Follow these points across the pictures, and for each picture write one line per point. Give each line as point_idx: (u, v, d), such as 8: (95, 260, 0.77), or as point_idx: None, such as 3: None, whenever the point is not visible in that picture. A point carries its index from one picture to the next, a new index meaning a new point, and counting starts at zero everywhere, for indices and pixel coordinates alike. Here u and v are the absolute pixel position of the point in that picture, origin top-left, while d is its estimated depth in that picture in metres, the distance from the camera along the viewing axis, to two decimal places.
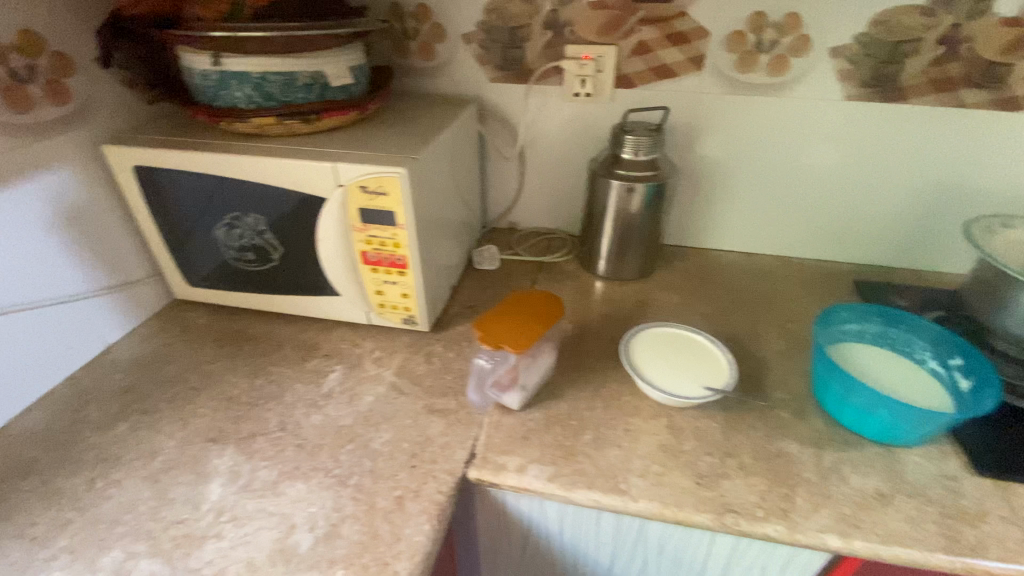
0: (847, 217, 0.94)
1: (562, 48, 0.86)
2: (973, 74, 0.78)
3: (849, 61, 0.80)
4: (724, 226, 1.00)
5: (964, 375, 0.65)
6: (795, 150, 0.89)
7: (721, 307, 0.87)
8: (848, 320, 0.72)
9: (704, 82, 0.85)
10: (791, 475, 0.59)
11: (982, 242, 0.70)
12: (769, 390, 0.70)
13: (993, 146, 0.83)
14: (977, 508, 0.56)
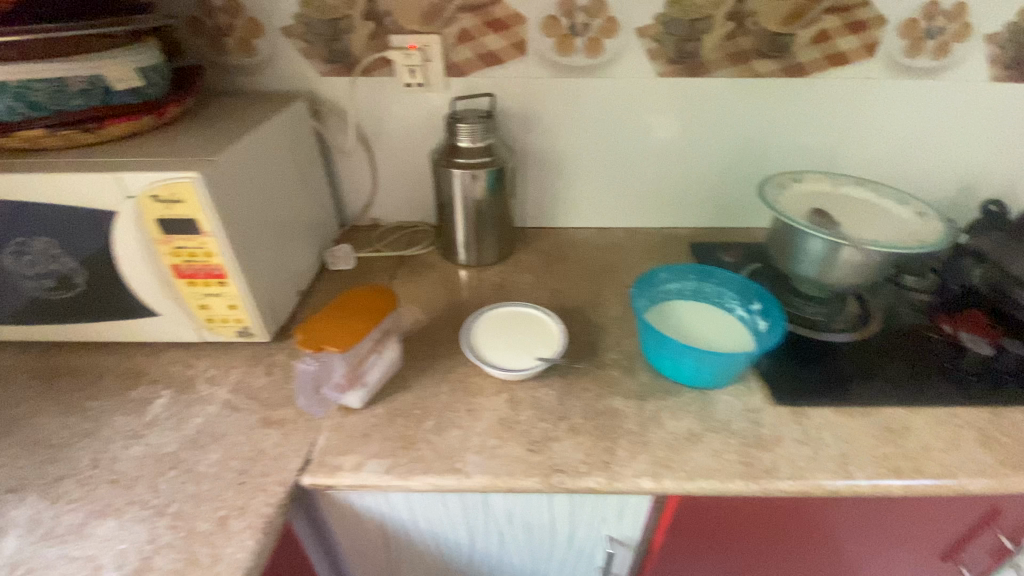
0: (680, 185, 1.02)
1: (386, 38, 0.85)
2: (762, 46, 0.86)
3: (655, 40, 0.86)
4: (576, 203, 1.05)
5: (763, 317, 0.73)
6: (625, 126, 0.95)
7: (570, 282, 0.91)
8: (669, 280, 0.79)
9: (530, 66, 0.88)
10: (615, 430, 0.63)
11: (774, 197, 0.78)
12: (602, 352, 0.75)
13: (789, 111, 0.93)
14: (772, 434, 0.63)
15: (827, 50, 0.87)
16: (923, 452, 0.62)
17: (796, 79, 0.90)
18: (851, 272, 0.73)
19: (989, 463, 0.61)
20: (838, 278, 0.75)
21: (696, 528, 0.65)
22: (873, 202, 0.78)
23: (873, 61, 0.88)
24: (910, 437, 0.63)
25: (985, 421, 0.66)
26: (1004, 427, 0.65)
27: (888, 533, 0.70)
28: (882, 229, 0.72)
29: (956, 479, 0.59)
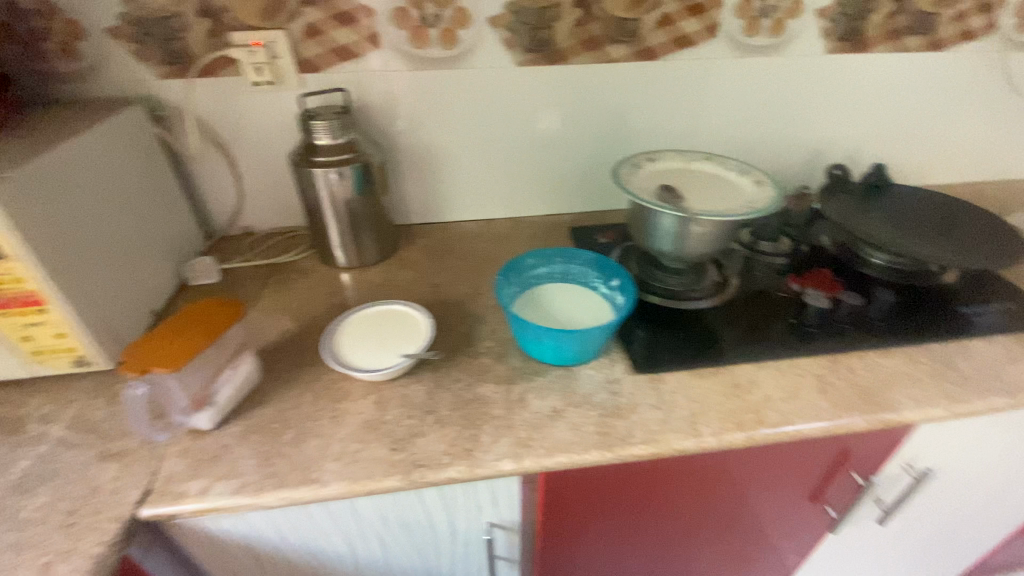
0: (557, 172, 1.04)
1: (227, 37, 0.81)
2: (611, 31, 0.90)
3: (507, 28, 0.87)
4: (458, 196, 1.04)
5: (620, 292, 0.76)
6: (495, 117, 0.96)
7: (451, 275, 0.91)
8: (537, 265, 0.81)
9: (386, 60, 0.87)
10: (481, 417, 0.63)
11: (626, 179, 0.81)
12: (478, 342, 0.75)
13: (647, 93, 0.97)
14: (630, 403, 0.66)
15: (673, 33, 0.91)
16: (766, 403, 0.66)
17: (648, 62, 0.94)
18: (702, 242, 0.78)
19: (824, 406, 0.66)
20: (692, 249, 0.79)
21: (570, 504, 0.67)
22: (717, 175, 0.84)
23: (716, 41, 0.93)
24: (755, 390, 0.68)
25: (824, 368, 0.71)
26: (841, 372, 0.71)
27: (756, 483, 0.74)
28: (724, 199, 0.78)
29: (794, 425, 0.64)
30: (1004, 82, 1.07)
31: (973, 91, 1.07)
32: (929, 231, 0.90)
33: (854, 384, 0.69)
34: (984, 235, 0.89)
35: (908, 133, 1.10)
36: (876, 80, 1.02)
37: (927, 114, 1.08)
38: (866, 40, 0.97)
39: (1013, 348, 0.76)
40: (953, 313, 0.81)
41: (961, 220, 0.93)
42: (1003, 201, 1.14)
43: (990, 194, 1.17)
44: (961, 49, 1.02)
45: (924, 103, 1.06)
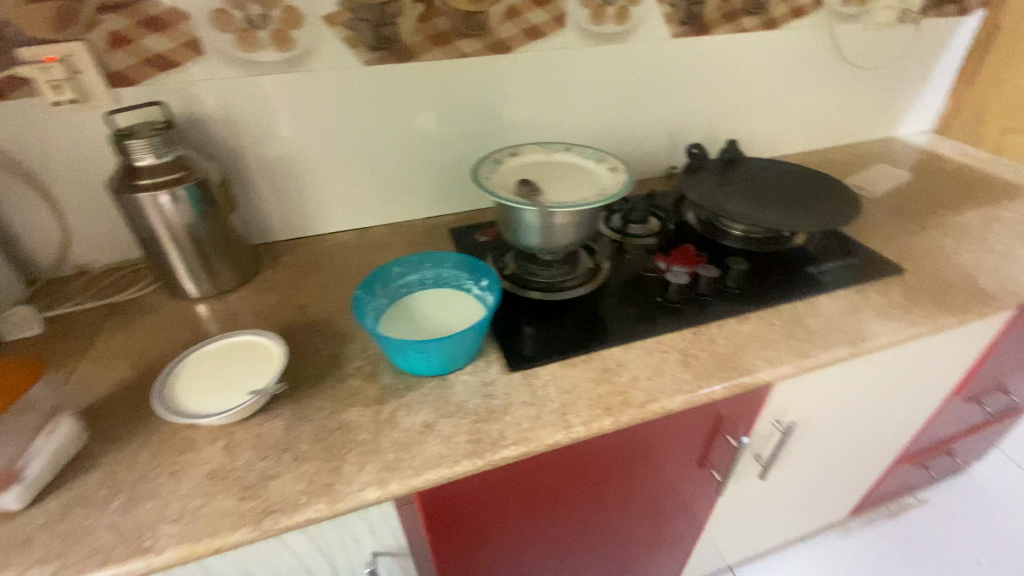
0: (428, 173, 1.01)
1: (12, 52, 0.70)
2: (458, 25, 0.88)
3: (347, 27, 0.83)
4: (326, 206, 0.98)
5: (490, 292, 0.74)
6: (350, 121, 0.91)
7: (321, 292, 0.85)
8: (406, 273, 0.77)
9: (214, 67, 0.80)
10: (344, 445, 0.59)
11: (486, 176, 0.80)
12: (346, 362, 0.70)
13: (505, 86, 0.96)
14: (504, 404, 0.64)
15: (522, 24, 0.91)
16: (633, 383, 0.68)
17: (502, 54, 0.93)
18: (567, 232, 0.79)
19: (686, 379, 0.69)
20: (558, 241, 0.80)
21: (455, 518, 0.65)
22: (577, 164, 0.85)
23: (565, 30, 0.94)
24: (623, 372, 0.69)
25: (687, 341, 0.75)
26: (702, 342, 0.74)
27: (643, 462, 0.76)
28: (582, 188, 0.79)
29: (659, 402, 0.66)
30: (835, 54, 1.16)
31: (809, 64, 1.15)
32: (778, 198, 0.96)
33: (715, 354, 0.72)
34: (825, 196, 0.96)
35: (758, 107, 1.17)
36: (723, 60, 1.08)
37: (772, 88, 1.16)
38: (708, 23, 1.02)
39: (853, 300, 0.82)
40: (801, 272, 0.87)
41: (806, 186, 1.00)
42: (846, 164, 1.25)
43: (835, 158, 1.29)
44: (794, 26, 1.09)
45: (767, 78, 1.14)
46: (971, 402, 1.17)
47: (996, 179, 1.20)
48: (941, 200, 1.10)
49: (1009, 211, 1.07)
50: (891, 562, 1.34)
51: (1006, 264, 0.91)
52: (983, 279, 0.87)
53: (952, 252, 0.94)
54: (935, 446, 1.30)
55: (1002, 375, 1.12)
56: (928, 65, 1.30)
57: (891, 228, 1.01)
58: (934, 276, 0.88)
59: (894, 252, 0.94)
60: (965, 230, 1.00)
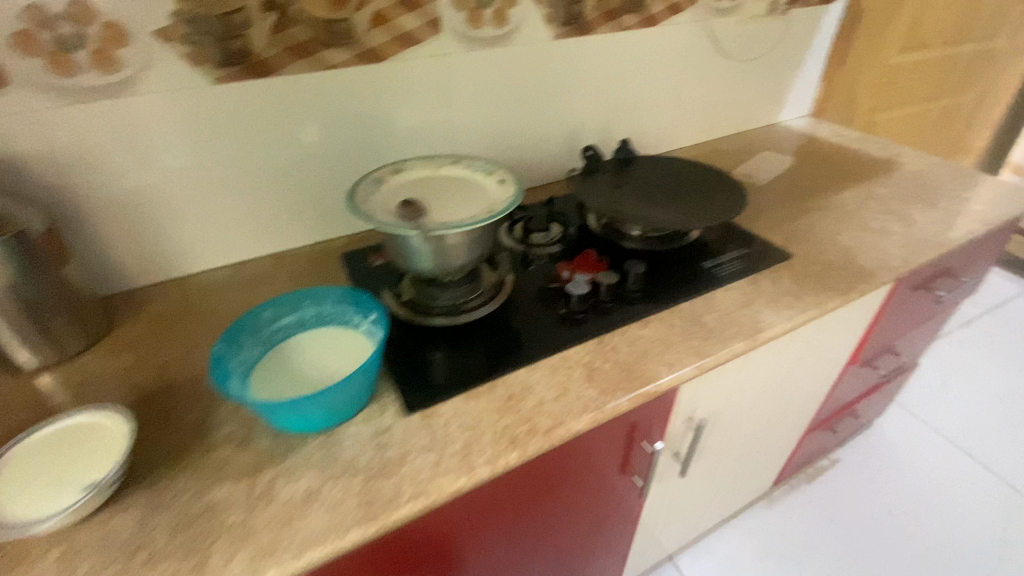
0: (310, 196, 0.93)
1: None
2: (320, 35, 0.80)
3: (186, 43, 0.73)
4: (193, 243, 0.88)
5: (378, 327, 0.68)
6: (208, 146, 0.81)
7: (190, 346, 0.76)
8: (281, 315, 0.69)
9: (22, 97, 0.67)
10: (210, 533, 0.52)
11: (364, 199, 0.73)
12: (214, 430, 0.62)
13: (384, 96, 0.90)
14: (399, 454, 0.58)
15: (392, 31, 0.85)
16: (538, 409, 0.64)
17: (375, 63, 0.86)
18: (461, 252, 0.74)
19: (592, 395, 0.66)
20: (453, 262, 0.74)
21: None
22: (466, 178, 0.81)
23: (441, 35, 0.89)
24: (528, 397, 0.65)
25: (590, 353, 0.72)
26: (605, 352, 0.72)
27: (561, 484, 0.73)
28: (471, 204, 0.74)
29: (565, 426, 0.62)
30: (714, 47, 1.19)
31: (692, 59, 1.18)
32: (670, 196, 0.98)
33: (620, 365, 0.70)
34: (713, 188, 0.98)
35: (648, 103, 1.18)
36: (608, 58, 1.07)
37: (659, 84, 1.17)
38: (588, 22, 1.01)
39: (747, 291, 0.84)
40: (699, 268, 0.89)
41: (697, 179, 1.02)
42: (735, 154, 1.30)
43: (725, 149, 1.33)
44: (673, 21, 1.10)
45: (653, 75, 1.15)
46: (866, 367, 1.26)
47: (868, 156, 1.29)
48: (821, 182, 1.16)
49: (880, 187, 1.14)
50: (813, 525, 1.41)
51: (881, 239, 0.96)
52: (862, 256, 0.92)
53: (834, 233, 0.98)
54: (839, 411, 1.39)
55: (889, 339, 1.20)
56: (800, 53, 1.37)
57: (778, 214, 1.05)
58: (819, 259, 0.91)
59: (783, 238, 0.97)
60: (843, 210, 1.06)
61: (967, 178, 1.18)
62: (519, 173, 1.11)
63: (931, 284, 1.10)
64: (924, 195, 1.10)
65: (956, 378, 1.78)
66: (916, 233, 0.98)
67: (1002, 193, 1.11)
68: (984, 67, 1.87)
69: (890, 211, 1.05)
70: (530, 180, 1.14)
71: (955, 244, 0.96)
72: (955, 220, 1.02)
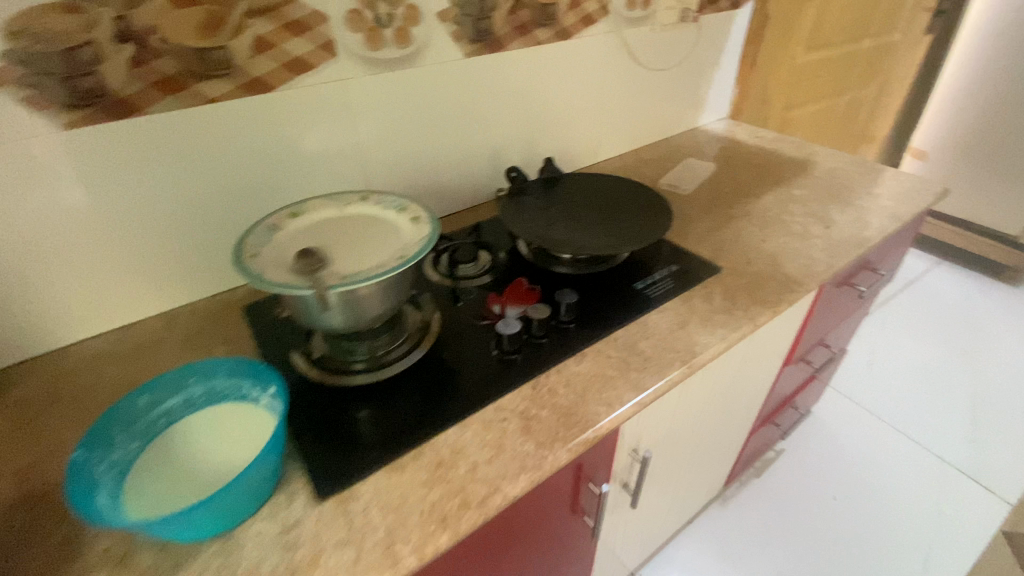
0: (202, 244, 0.83)
1: None
2: (193, 66, 0.71)
3: (22, 85, 0.62)
4: (62, 311, 0.75)
5: (277, 400, 0.60)
6: (66, 200, 0.70)
7: (60, 437, 0.64)
8: (165, 398, 0.62)
9: None
10: None
11: (257, 253, 0.64)
12: (84, 550, 0.52)
13: (279, 129, 0.82)
14: (311, 554, 0.51)
15: (279, 57, 0.77)
16: (470, 475, 0.58)
17: (263, 93, 0.78)
18: (374, 301, 0.66)
19: (529, 451, 0.60)
20: (365, 314, 0.66)
21: None
22: (376, 215, 0.73)
23: (337, 58, 0.82)
24: (459, 462, 0.59)
25: (526, 400, 0.67)
26: (542, 398, 0.67)
27: (507, 544, 0.67)
28: (381, 246, 0.66)
29: (501, 492, 0.56)
30: (630, 57, 1.18)
31: (609, 71, 1.16)
32: (598, 216, 0.95)
33: (557, 410, 0.65)
34: (638, 206, 0.97)
35: (568, 118, 1.15)
36: (522, 74, 1.03)
37: (578, 97, 1.15)
38: (499, 38, 0.97)
39: (681, 312, 0.82)
40: (631, 291, 0.86)
41: (622, 196, 1.01)
42: (659, 163, 1.30)
43: (650, 158, 1.33)
44: (586, 34, 1.08)
45: (571, 89, 1.12)
46: (801, 363, 1.29)
47: (785, 157, 1.32)
48: (744, 188, 1.18)
49: (798, 189, 1.16)
50: (766, 519, 1.44)
51: (804, 244, 0.98)
52: (788, 263, 0.92)
53: (759, 241, 0.99)
54: (780, 405, 1.42)
55: (819, 334, 1.23)
56: (715, 58, 1.39)
57: (704, 225, 1.05)
58: (747, 269, 0.91)
59: (711, 250, 0.96)
60: (766, 215, 1.07)
61: (876, 173, 1.23)
62: (441, 199, 1.05)
63: (852, 280, 1.13)
64: (839, 194, 1.14)
65: (881, 357, 1.88)
66: (835, 234, 1.00)
67: (909, 187, 1.16)
68: (880, 61, 1.99)
69: (809, 213, 1.07)
70: (453, 205, 1.08)
71: (871, 242, 0.98)
72: (868, 218, 1.05)
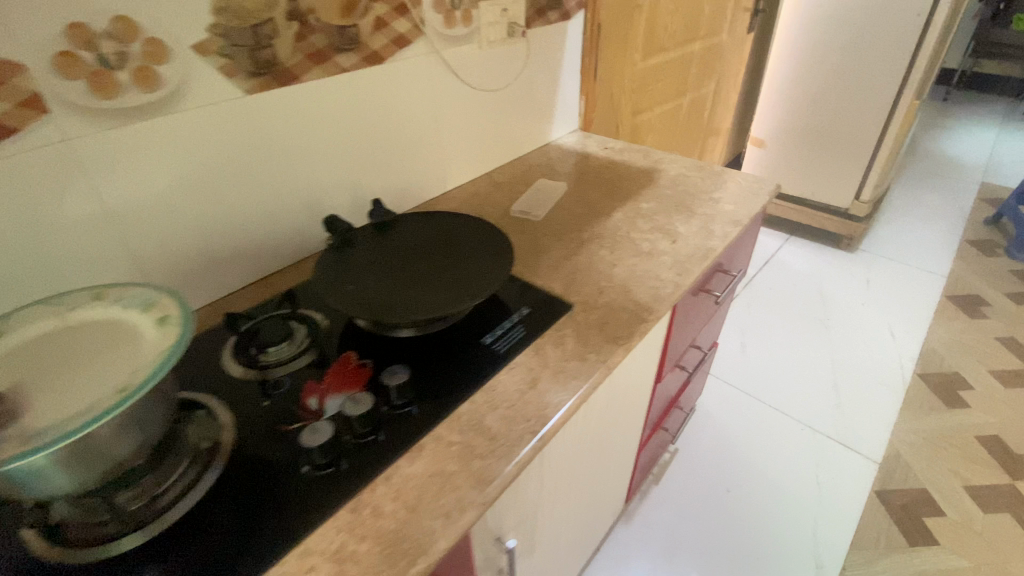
0: None
1: None
2: None
3: None
4: None
5: None
6: None
7: None
8: None
9: None
10: None
11: None
12: None
13: None
14: None
15: None
16: None
17: None
18: (114, 442, 0.51)
19: None
20: (107, 458, 0.51)
21: None
22: (109, 324, 0.55)
23: (51, 115, 0.63)
24: None
25: (342, 533, 0.54)
26: (362, 523, 0.54)
27: None
28: (106, 376, 0.49)
29: None
30: (457, 79, 1.08)
31: (437, 95, 1.06)
32: (436, 266, 0.85)
33: (381, 538, 0.53)
34: (481, 247, 0.88)
35: (398, 151, 1.04)
36: (329, 109, 0.89)
37: (406, 127, 1.03)
38: (290, 69, 0.82)
39: (532, 366, 0.73)
40: (477, 348, 0.75)
41: (460, 236, 0.91)
42: (509, 187, 1.23)
43: (501, 181, 1.26)
44: (400, 57, 0.97)
45: (395, 118, 1.00)
46: (676, 369, 1.27)
47: (632, 168, 1.32)
48: (593, 208, 1.14)
49: (645, 203, 1.16)
50: (669, 528, 1.42)
51: (654, 265, 0.95)
52: (638, 289, 0.88)
53: (610, 266, 0.94)
54: (666, 409, 1.41)
55: (688, 340, 1.23)
56: (554, 71, 1.35)
57: (556, 255, 0.99)
58: (599, 302, 0.85)
59: (563, 283, 0.89)
60: (616, 237, 1.04)
61: (716, 177, 1.25)
62: (254, 261, 0.89)
63: (708, 286, 1.13)
64: (683, 204, 1.14)
65: (752, 338, 1.99)
66: (681, 248, 0.99)
67: (746, 187, 1.19)
68: (714, 61, 2.11)
69: (655, 229, 1.06)
70: (270, 266, 0.92)
71: (715, 253, 0.98)
72: (711, 228, 1.06)
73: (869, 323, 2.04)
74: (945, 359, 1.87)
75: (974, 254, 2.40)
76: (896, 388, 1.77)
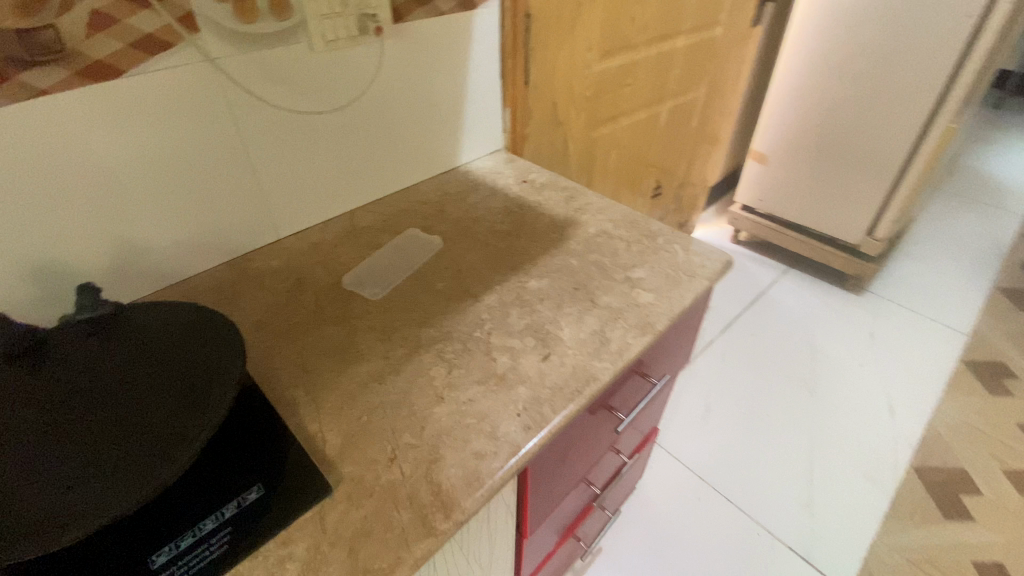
0: None
1: None
2: None
3: None
4: None
5: None
6: None
7: None
8: None
9: None
10: None
11: None
12: None
13: None
14: None
15: None
16: None
17: None
18: None
19: None
20: None
21: None
22: None
23: None
24: None
25: None
26: None
27: None
28: None
29: None
30: (259, 98, 0.77)
31: (228, 118, 0.75)
32: (126, 411, 0.55)
33: None
34: (207, 380, 0.57)
35: (163, 197, 0.74)
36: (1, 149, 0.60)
37: (172, 165, 0.73)
38: None
39: None
40: None
41: (193, 349, 0.61)
42: (366, 238, 0.92)
43: (361, 227, 0.95)
44: (144, 69, 0.66)
45: (148, 154, 0.70)
46: (583, 486, 0.96)
47: (544, 218, 0.99)
48: (462, 283, 0.83)
49: (536, 280, 0.84)
50: None
51: (498, 403, 0.63)
52: (451, 455, 0.57)
53: (433, 401, 0.63)
54: (583, 515, 1.09)
55: (595, 456, 0.91)
56: (451, 77, 1.02)
57: (367, 369, 0.67)
58: (379, 479, 0.55)
59: (343, 435, 0.59)
60: (470, 339, 0.72)
61: (647, 242, 0.92)
62: None
63: (611, 404, 0.81)
64: (585, 289, 0.82)
65: (720, 400, 1.67)
66: (549, 374, 0.68)
67: (681, 266, 0.86)
68: (706, 58, 1.72)
69: (529, 331, 0.74)
70: None
71: (594, 388, 0.66)
72: (607, 336, 0.74)
73: (865, 391, 1.69)
74: (951, 448, 1.53)
75: (1006, 307, 2.00)
76: (885, 486, 1.44)
